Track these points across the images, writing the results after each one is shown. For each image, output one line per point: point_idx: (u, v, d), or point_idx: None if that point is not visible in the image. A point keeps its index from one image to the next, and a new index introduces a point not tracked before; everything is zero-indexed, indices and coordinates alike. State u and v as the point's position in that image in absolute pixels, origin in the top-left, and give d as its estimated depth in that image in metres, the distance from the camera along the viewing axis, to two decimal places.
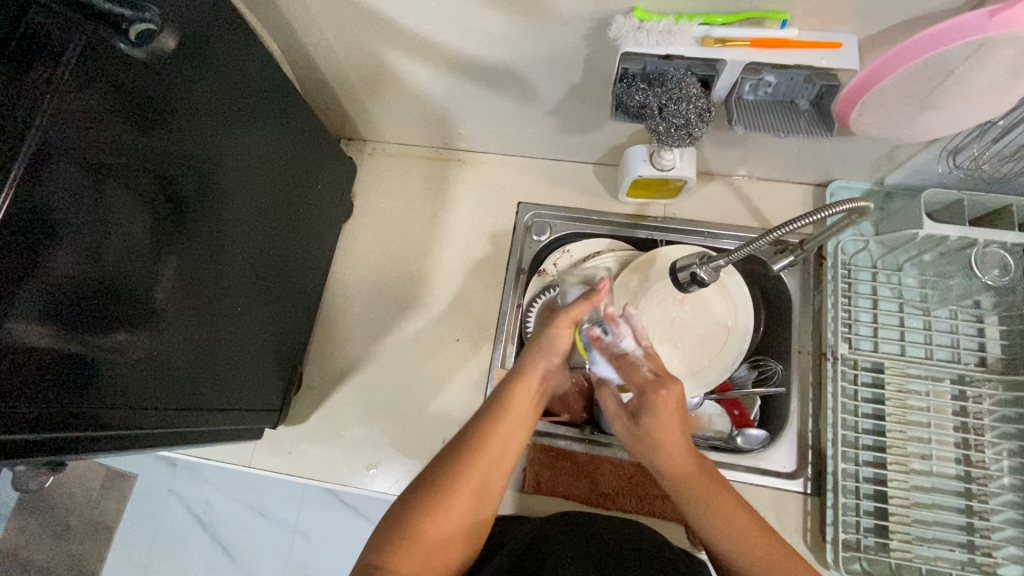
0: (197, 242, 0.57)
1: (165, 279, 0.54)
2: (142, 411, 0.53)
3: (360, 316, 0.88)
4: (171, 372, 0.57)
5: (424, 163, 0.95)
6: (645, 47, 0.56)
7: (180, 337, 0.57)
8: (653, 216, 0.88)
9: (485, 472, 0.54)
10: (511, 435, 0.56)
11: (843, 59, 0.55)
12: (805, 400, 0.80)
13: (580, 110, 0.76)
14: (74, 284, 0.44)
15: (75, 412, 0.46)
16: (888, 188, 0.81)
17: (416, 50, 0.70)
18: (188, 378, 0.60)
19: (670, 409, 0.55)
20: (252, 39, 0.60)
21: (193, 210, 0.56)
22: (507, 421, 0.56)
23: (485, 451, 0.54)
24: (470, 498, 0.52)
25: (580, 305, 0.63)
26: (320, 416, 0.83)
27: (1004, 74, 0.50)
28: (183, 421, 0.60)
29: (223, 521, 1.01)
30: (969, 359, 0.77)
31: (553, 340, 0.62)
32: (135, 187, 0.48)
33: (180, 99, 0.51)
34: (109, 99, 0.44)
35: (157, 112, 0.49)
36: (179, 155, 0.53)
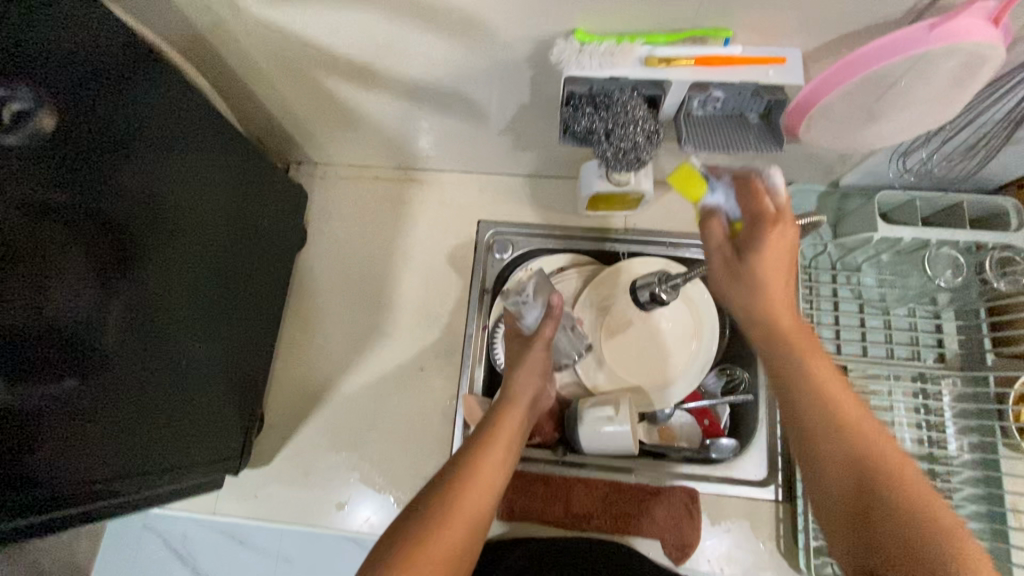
0: (139, 297, 0.54)
1: (111, 332, 0.51)
2: (82, 479, 0.50)
3: (321, 348, 0.85)
4: (121, 433, 0.54)
5: (380, 184, 0.91)
6: (588, 70, 0.54)
7: (130, 395, 0.54)
8: (614, 228, 0.86)
9: (482, 487, 0.58)
10: (503, 457, 0.62)
11: (790, 74, 0.54)
12: (773, 406, 0.80)
13: (533, 127, 0.74)
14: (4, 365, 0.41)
15: (10, 498, 0.43)
16: (843, 190, 0.81)
17: (358, 77, 0.67)
18: (139, 437, 0.56)
19: (786, 242, 0.55)
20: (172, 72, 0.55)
21: (132, 262, 0.52)
22: (500, 444, 0.63)
23: (482, 469, 0.59)
24: (472, 512, 0.56)
25: (547, 324, 0.73)
26: (285, 456, 0.81)
27: (944, 84, 0.50)
28: (132, 483, 0.57)
29: None
30: (929, 355, 0.78)
31: (531, 363, 0.72)
32: (60, 249, 0.45)
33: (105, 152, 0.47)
34: (19, 169, 0.41)
35: (80, 169, 0.45)
36: (112, 206, 0.49)
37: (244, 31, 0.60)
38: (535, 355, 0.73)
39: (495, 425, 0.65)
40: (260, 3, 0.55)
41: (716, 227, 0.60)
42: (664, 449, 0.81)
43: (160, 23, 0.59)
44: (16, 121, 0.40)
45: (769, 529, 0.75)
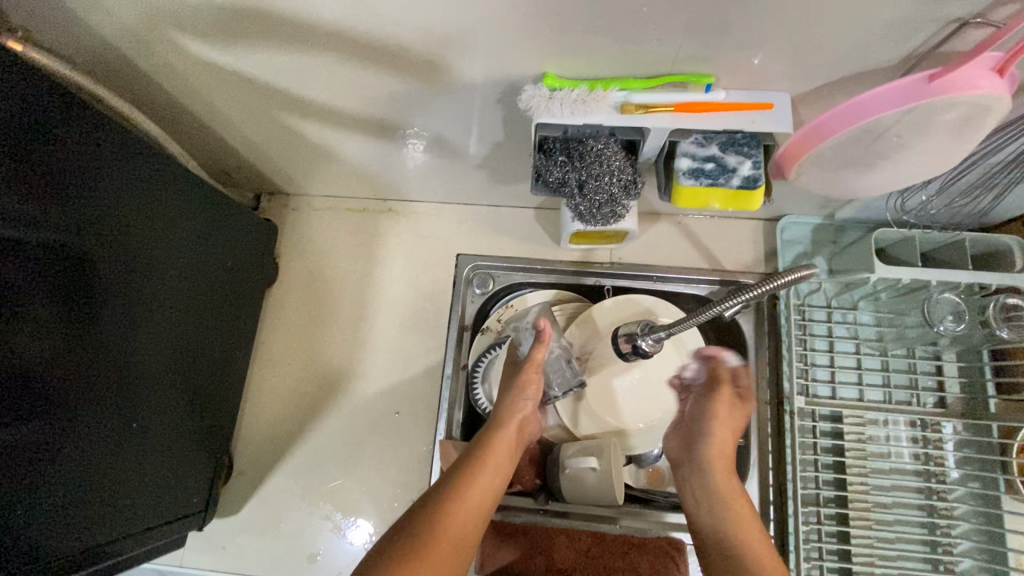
0: (89, 352, 0.52)
1: (52, 392, 0.49)
2: (26, 546, 0.47)
3: (293, 389, 0.82)
4: (69, 493, 0.51)
5: (355, 216, 0.88)
6: (559, 118, 0.51)
7: (79, 453, 0.52)
8: (599, 262, 0.82)
9: (464, 521, 0.53)
10: (488, 489, 0.57)
11: (777, 122, 0.50)
12: (765, 452, 0.76)
13: (510, 162, 0.70)
14: None
15: None
16: (839, 222, 0.77)
17: (321, 117, 0.63)
18: (90, 495, 0.54)
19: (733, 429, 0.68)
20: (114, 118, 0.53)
21: (75, 314, 0.50)
22: (484, 475, 0.57)
23: (464, 502, 0.54)
24: (450, 548, 0.51)
25: (538, 348, 0.66)
26: (255, 505, 0.77)
27: (945, 137, 0.46)
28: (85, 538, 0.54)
29: None
30: (928, 400, 0.74)
31: (523, 385, 0.66)
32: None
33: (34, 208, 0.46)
34: None
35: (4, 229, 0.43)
36: (46, 260, 0.47)
37: (194, 73, 0.56)
38: (529, 376, 0.66)
39: (480, 452, 0.59)
40: (208, 47, 0.51)
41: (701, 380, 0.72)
42: (653, 495, 0.77)
43: (104, 66, 0.55)
44: None
45: None
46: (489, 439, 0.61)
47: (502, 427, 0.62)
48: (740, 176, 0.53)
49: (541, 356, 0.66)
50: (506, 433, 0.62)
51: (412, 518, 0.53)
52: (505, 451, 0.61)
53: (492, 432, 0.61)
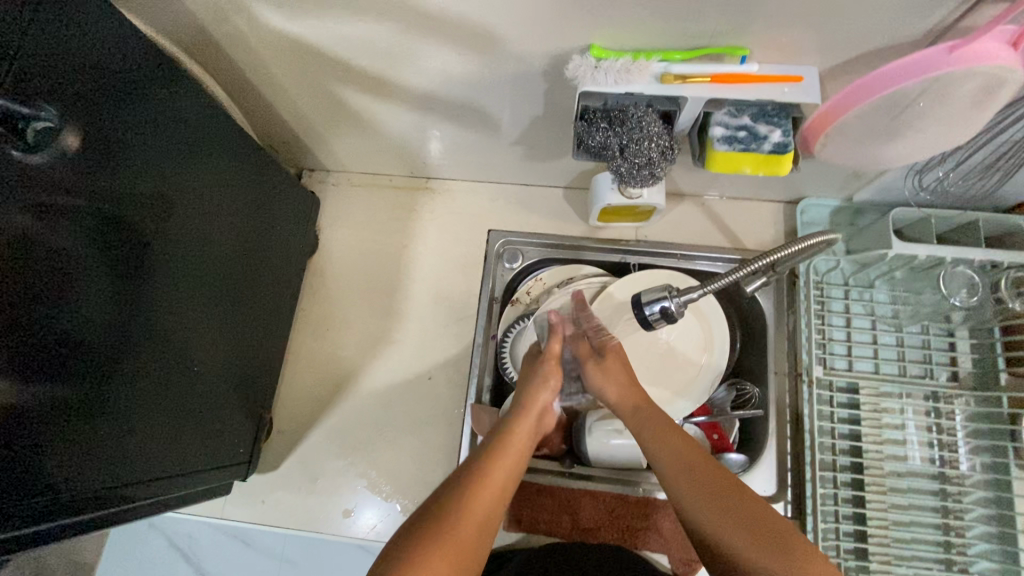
0: (146, 299, 0.55)
1: (125, 332, 0.53)
2: (79, 477, 0.50)
3: (329, 354, 0.86)
4: (123, 431, 0.54)
5: (390, 192, 0.92)
6: (603, 86, 0.54)
7: (132, 394, 0.55)
8: (625, 239, 0.86)
9: (490, 497, 0.53)
10: (511, 469, 0.58)
11: (807, 93, 0.53)
12: (783, 422, 0.79)
13: (545, 138, 0.74)
14: (24, 357, 0.43)
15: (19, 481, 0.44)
16: (856, 205, 0.80)
17: (372, 88, 0.68)
18: (138, 437, 0.56)
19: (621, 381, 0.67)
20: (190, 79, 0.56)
21: (139, 259, 0.53)
22: (508, 457, 0.58)
23: (488, 484, 0.54)
24: (477, 526, 0.50)
25: (555, 341, 0.71)
26: (293, 462, 0.81)
27: (964, 106, 0.50)
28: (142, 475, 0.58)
29: (207, 556, 0.98)
30: (942, 373, 0.77)
31: (543, 378, 0.69)
32: (72, 242, 0.46)
33: (128, 163, 0.50)
34: (48, 183, 0.43)
35: (103, 179, 0.47)
36: (133, 211, 0.51)
37: (261, 41, 0.60)
38: (548, 369, 0.70)
39: (503, 439, 0.60)
40: (278, 15, 0.56)
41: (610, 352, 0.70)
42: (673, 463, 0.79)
43: (179, 33, 0.60)
44: (38, 141, 0.41)
45: None
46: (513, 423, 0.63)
47: (523, 415, 0.64)
48: (771, 142, 0.56)
49: (559, 348, 0.71)
50: (527, 420, 0.64)
51: (439, 497, 0.52)
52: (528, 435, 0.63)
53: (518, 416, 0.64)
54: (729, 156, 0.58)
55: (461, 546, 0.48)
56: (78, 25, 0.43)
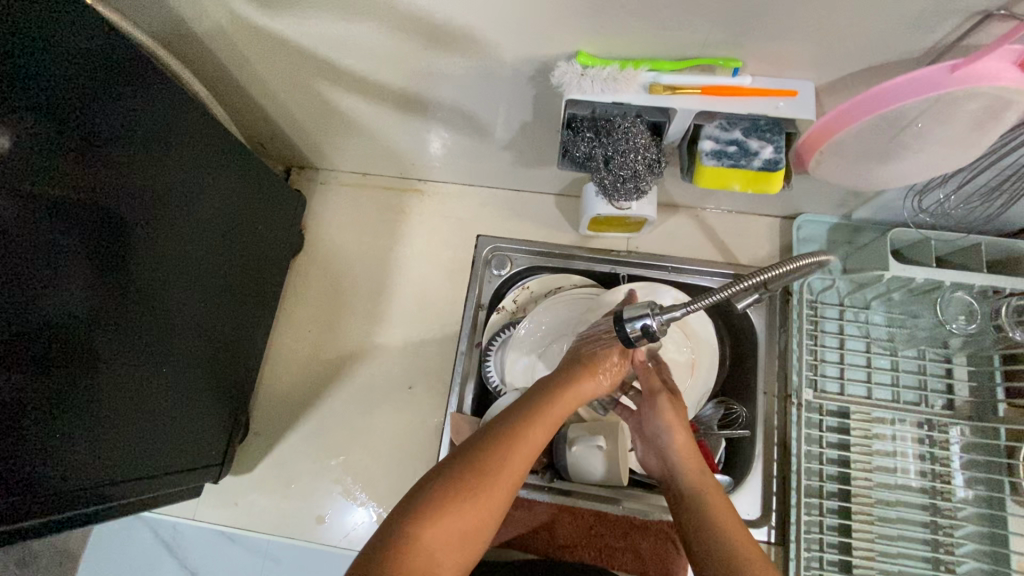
0: (121, 294, 0.54)
1: (96, 330, 0.52)
2: (48, 479, 0.49)
3: (310, 356, 0.84)
4: (96, 430, 0.53)
5: (380, 193, 0.90)
6: (589, 94, 0.52)
7: (105, 391, 0.53)
8: (615, 250, 0.84)
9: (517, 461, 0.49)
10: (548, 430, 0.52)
11: (803, 109, 0.51)
12: (770, 444, 0.77)
13: (535, 144, 0.72)
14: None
15: None
16: (855, 223, 0.78)
17: (357, 88, 0.66)
18: (111, 435, 0.55)
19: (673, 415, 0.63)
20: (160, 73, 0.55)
21: (112, 252, 0.52)
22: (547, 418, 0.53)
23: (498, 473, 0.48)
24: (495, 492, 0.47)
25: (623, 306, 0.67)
26: (267, 466, 0.79)
27: (964, 128, 0.47)
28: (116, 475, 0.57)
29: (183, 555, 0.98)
30: (937, 401, 0.75)
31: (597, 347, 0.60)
32: (31, 237, 0.44)
33: (93, 155, 0.48)
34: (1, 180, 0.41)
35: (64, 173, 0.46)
36: (107, 203, 0.50)
37: (243, 37, 0.59)
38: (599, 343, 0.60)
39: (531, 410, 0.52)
40: (257, 11, 0.54)
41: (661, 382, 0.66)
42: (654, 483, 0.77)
43: (163, 28, 0.59)
44: None
45: None
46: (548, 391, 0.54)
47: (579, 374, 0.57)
48: (762, 159, 0.54)
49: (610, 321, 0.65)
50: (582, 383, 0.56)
51: (466, 450, 0.49)
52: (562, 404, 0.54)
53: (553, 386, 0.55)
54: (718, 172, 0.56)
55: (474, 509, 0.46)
56: (23, 19, 0.42)
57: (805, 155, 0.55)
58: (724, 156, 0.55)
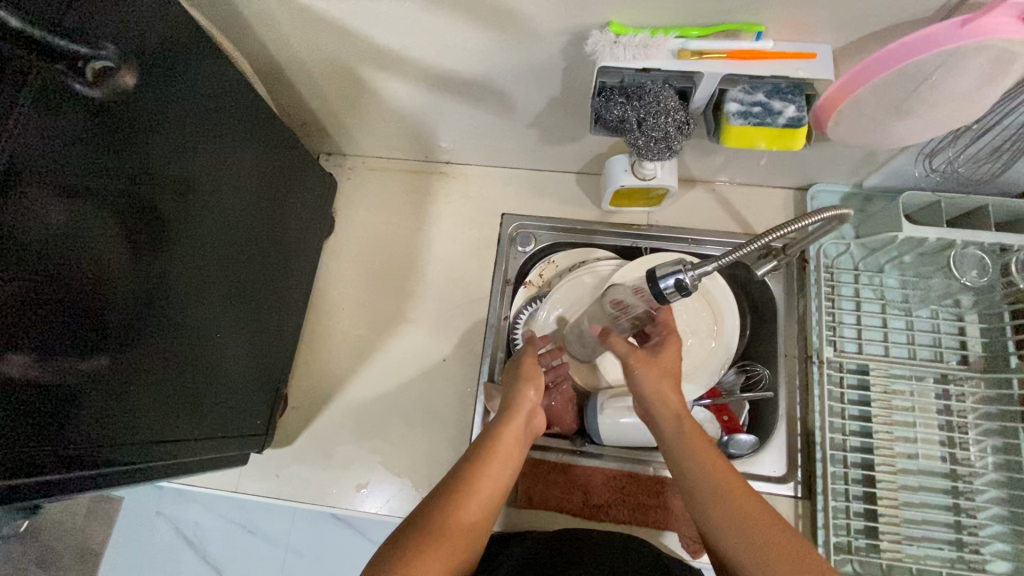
0: (164, 262, 0.55)
1: (145, 296, 0.53)
2: (95, 445, 0.49)
3: (344, 332, 0.87)
4: (142, 399, 0.54)
5: (405, 176, 0.94)
6: (621, 61, 0.56)
7: (147, 361, 0.54)
8: (636, 224, 0.88)
9: (473, 512, 0.54)
10: (497, 480, 0.58)
11: (824, 68, 0.54)
12: (794, 403, 0.80)
13: (561, 120, 0.76)
14: (50, 313, 0.43)
15: (37, 437, 0.43)
16: (866, 191, 0.81)
17: (390, 66, 0.69)
18: (154, 407, 0.56)
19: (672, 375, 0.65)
20: (207, 45, 0.57)
21: (158, 229, 0.53)
22: (493, 466, 0.59)
23: (468, 500, 0.55)
24: (456, 542, 0.51)
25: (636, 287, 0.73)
26: (307, 437, 0.82)
27: (975, 80, 0.51)
28: (161, 442, 0.58)
29: (215, 533, 1.19)
30: (952, 357, 0.78)
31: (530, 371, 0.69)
32: (94, 204, 0.45)
33: (149, 121, 0.50)
34: (70, 130, 0.43)
35: (124, 135, 0.47)
36: (155, 173, 0.51)
37: (287, 17, 0.62)
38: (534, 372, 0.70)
39: (489, 443, 0.61)
40: None
41: (667, 352, 0.67)
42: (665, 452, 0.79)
43: (211, 6, 0.61)
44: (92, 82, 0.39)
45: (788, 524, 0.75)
46: (496, 433, 0.62)
47: (510, 421, 0.63)
48: (785, 118, 0.57)
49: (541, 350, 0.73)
50: (513, 422, 0.63)
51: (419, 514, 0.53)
52: (513, 442, 0.62)
53: (500, 424, 0.63)
54: (745, 131, 0.59)
55: (445, 560, 0.49)
56: None
57: (822, 120, 0.60)
58: (749, 116, 0.58)
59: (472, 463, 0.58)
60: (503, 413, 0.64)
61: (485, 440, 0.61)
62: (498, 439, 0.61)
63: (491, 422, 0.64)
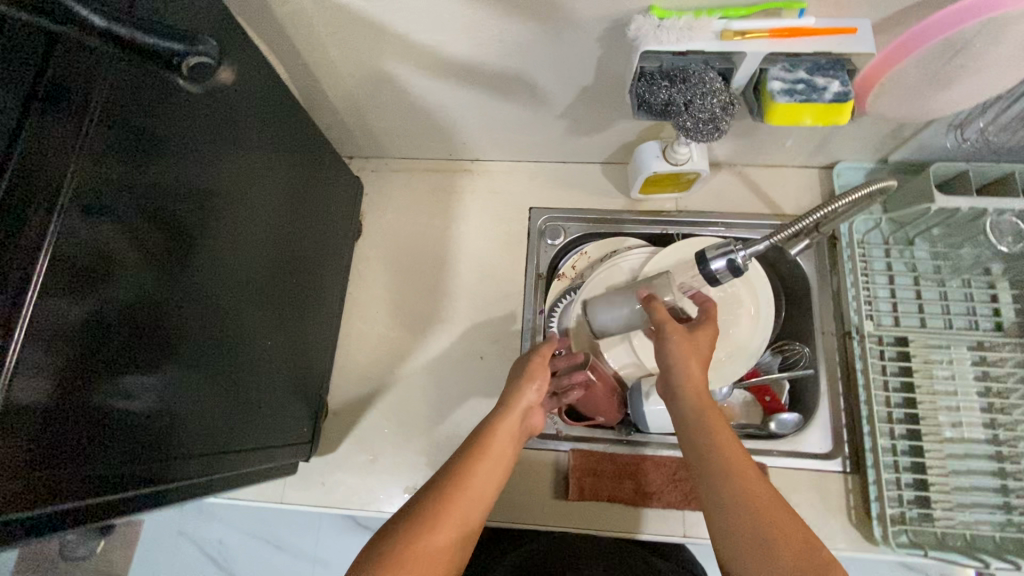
0: (208, 275, 0.53)
1: (192, 311, 0.51)
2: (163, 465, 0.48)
3: (378, 335, 0.86)
4: (197, 417, 0.53)
5: (429, 175, 0.93)
6: (665, 45, 0.56)
7: (199, 378, 0.53)
8: (665, 211, 0.88)
9: (467, 507, 0.54)
10: (494, 477, 0.58)
11: (863, 43, 0.55)
12: (834, 379, 0.80)
13: (591, 110, 0.76)
14: (112, 331, 0.41)
15: (110, 462, 0.42)
16: (892, 165, 0.82)
17: (420, 62, 0.69)
18: (209, 423, 0.55)
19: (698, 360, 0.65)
20: (246, 49, 0.55)
21: (207, 242, 0.53)
22: (488, 462, 0.58)
23: (462, 494, 0.54)
24: (451, 533, 0.51)
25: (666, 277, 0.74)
26: (350, 443, 0.81)
27: (1018, 46, 0.51)
28: (219, 459, 0.57)
29: (245, 550, 1.17)
30: (986, 324, 0.78)
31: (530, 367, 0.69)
32: (141, 218, 0.44)
33: (188, 131, 0.49)
34: (115, 141, 0.41)
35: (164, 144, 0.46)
36: (195, 183, 0.50)
37: (321, 17, 0.61)
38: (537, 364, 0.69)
39: (486, 439, 0.60)
40: None
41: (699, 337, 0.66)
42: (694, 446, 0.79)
43: (243, 8, 0.60)
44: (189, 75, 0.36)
45: (839, 500, 0.75)
46: (492, 429, 0.62)
47: (505, 417, 0.63)
48: (831, 93, 0.58)
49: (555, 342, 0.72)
50: (510, 420, 0.63)
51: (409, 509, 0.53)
52: (508, 440, 0.62)
53: (497, 419, 0.63)
54: (791, 109, 0.59)
55: (441, 551, 0.50)
56: None
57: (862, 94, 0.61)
58: (795, 93, 0.58)
59: (466, 458, 0.58)
60: (499, 409, 0.64)
61: (481, 435, 0.61)
62: (493, 435, 0.61)
63: (488, 416, 0.63)
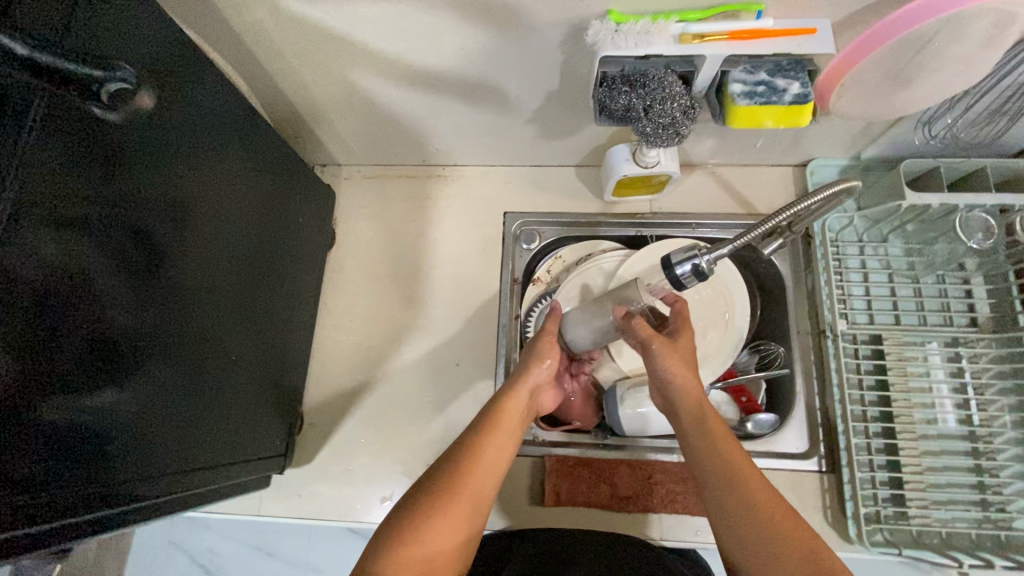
0: (176, 288, 0.53)
1: (159, 326, 0.51)
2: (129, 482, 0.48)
3: (355, 344, 0.86)
4: (166, 432, 0.53)
5: (403, 182, 0.93)
6: (623, 49, 0.55)
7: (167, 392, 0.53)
8: (640, 213, 0.87)
9: (479, 483, 0.54)
10: (502, 454, 0.58)
11: (822, 44, 0.54)
12: (810, 378, 0.80)
13: (559, 114, 0.75)
14: (67, 354, 0.41)
15: (71, 485, 0.42)
16: (864, 162, 0.82)
17: (384, 70, 0.68)
18: (179, 437, 0.55)
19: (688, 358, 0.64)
20: (204, 64, 0.55)
21: (173, 254, 0.52)
22: (497, 438, 0.58)
23: (474, 472, 0.54)
24: (466, 505, 0.52)
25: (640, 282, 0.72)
26: (327, 453, 0.81)
27: (975, 44, 0.51)
28: (189, 473, 0.57)
29: (233, 557, 1.17)
30: (961, 320, 0.78)
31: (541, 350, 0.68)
32: (99, 235, 0.44)
33: (150, 145, 0.48)
34: (70, 159, 0.41)
35: (125, 160, 0.45)
36: (160, 196, 0.50)
37: (279, 28, 0.61)
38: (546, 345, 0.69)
39: (496, 416, 0.60)
40: None
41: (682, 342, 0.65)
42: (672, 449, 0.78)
43: (202, 21, 0.60)
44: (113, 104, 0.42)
45: (815, 499, 0.75)
46: (501, 404, 0.62)
47: (514, 395, 0.63)
48: (791, 94, 0.57)
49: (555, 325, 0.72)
50: (518, 399, 0.63)
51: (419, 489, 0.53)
52: (517, 418, 0.62)
53: (504, 399, 0.63)
54: (750, 111, 0.59)
55: (453, 525, 0.51)
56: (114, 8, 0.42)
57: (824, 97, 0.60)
58: (754, 95, 0.58)
59: (476, 436, 0.58)
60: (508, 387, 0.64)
61: (492, 412, 0.61)
62: (500, 414, 0.61)
63: (497, 393, 0.64)
